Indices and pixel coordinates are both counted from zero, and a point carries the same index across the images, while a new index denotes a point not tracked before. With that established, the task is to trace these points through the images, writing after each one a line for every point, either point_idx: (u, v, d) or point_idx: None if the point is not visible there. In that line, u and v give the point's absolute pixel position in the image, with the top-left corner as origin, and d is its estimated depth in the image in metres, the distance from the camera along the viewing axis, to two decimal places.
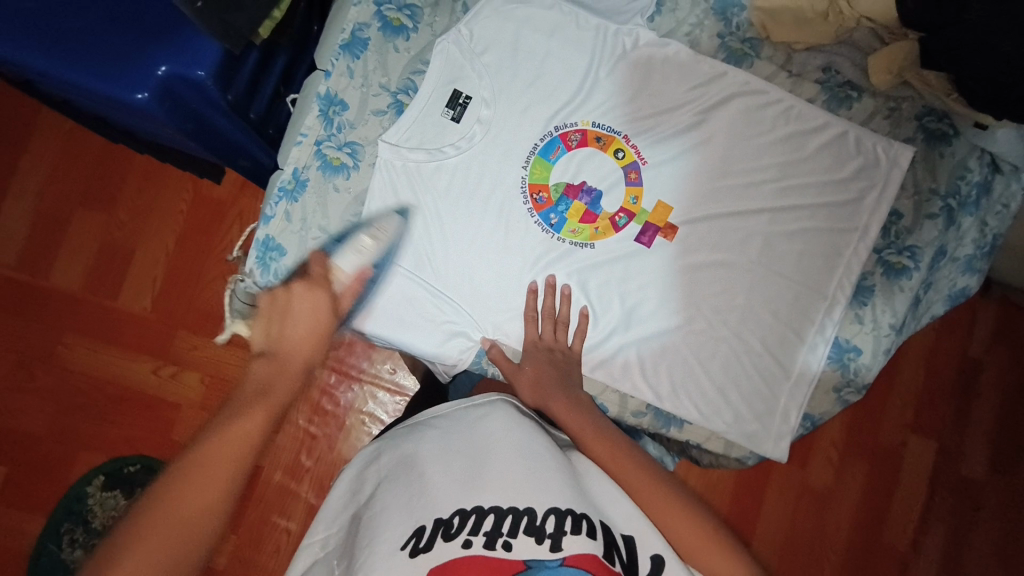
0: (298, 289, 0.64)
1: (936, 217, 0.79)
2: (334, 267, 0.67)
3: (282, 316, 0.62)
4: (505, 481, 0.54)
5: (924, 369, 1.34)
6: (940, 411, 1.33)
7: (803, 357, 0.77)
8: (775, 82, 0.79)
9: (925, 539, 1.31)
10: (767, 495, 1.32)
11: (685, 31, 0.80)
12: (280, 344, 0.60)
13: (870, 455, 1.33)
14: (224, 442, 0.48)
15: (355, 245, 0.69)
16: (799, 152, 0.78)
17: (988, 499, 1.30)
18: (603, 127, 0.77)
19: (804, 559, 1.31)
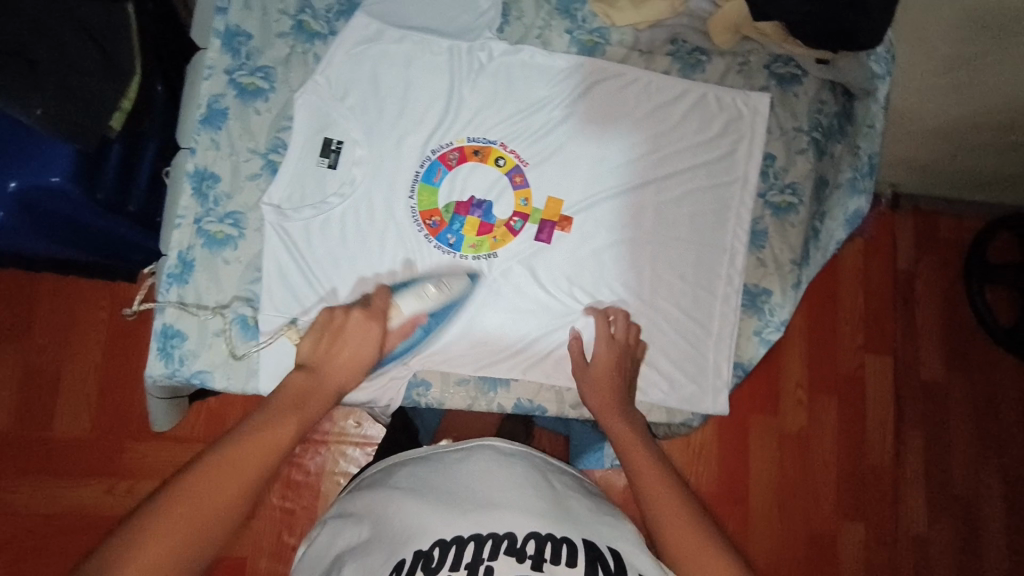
0: (354, 314, 0.68)
1: (806, 151, 0.84)
2: (395, 305, 0.70)
3: (334, 336, 0.66)
4: (487, 512, 0.58)
5: (863, 291, 1.43)
6: (887, 328, 1.42)
7: (720, 310, 0.80)
8: (629, 63, 0.83)
9: (906, 451, 1.40)
10: (753, 453, 1.36)
11: (536, 34, 0.83)
12: (323, 364, 0.65)
13: (836, 385, 1.40)
14: (255, 443, 0.53)
15: (417, 290, 0.72)
16: (668, 122, 0.82)
17: (951, 398, 1.42)
18: (477, 141, 0.80)
19: (801, 503, 1.36)
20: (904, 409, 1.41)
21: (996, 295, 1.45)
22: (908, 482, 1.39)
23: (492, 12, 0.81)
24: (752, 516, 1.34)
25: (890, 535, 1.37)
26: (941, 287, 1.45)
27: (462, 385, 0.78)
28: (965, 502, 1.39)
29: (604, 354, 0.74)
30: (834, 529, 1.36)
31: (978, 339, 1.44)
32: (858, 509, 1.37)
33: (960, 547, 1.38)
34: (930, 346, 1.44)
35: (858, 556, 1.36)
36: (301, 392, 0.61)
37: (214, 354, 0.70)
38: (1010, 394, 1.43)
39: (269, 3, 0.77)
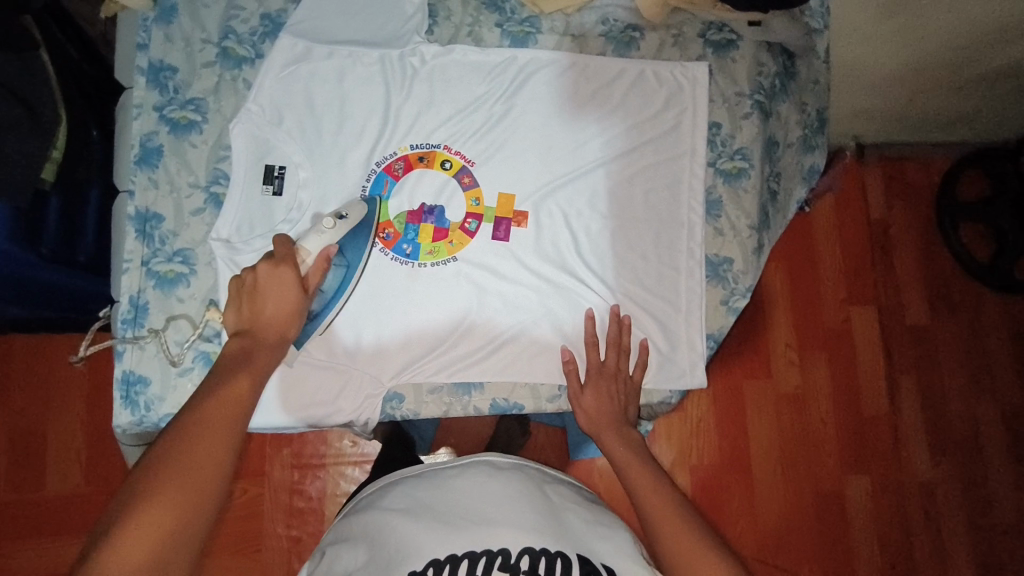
0: (262, 268, 0.65)
1: (751, 115, 0.84)
2: (298, 248, 0.69)
3: (253, 295, 0.65)
4: (484, 528, 0.58)
5: (839, 244, 1.43)
6: (867, 278, 1.43)
7: (685, 284, 0.80)
8: (563, 49, 0.83)
9: (900, 397, 1.41)
10: (750, 420, 1.37)
11: (466, 32, 0.82)
12: (257, 322, 0.64)
13: (825, 341, 1.41)
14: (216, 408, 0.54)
15: (316, 227, 0.70)
16: (610, 102, 0.82)
17: (939, 340, 1.43)
18: (420, 147, 0.79)
19: (802, 462, 1.36)
20: (894, 357, 1.42)
21: (972, 232, 1.45)
22: (906, 427, 1.40)
23: (419, 15, 0.80)
24: (756, 481, 1.35)
25: (895, 483, 1.38)
26: (917, 231, 1.46)
27: (436, 393, 0.77)
28: (966, 441, 1.40)
29: (593, 395, 0.75)
30: (839, 484, 1.36)
31: (959, 277, 1.45)
32: (860, 461, 1.38)
33: (966, 485, 1.39)
34: (911, 291, 1.44)
35: (866, 507, 1.36)
36: (242, 348, 0.61)
37: (179, 394, 0.69)
38: (996, 328, 1.44)
39: (192, 35, 0.76)
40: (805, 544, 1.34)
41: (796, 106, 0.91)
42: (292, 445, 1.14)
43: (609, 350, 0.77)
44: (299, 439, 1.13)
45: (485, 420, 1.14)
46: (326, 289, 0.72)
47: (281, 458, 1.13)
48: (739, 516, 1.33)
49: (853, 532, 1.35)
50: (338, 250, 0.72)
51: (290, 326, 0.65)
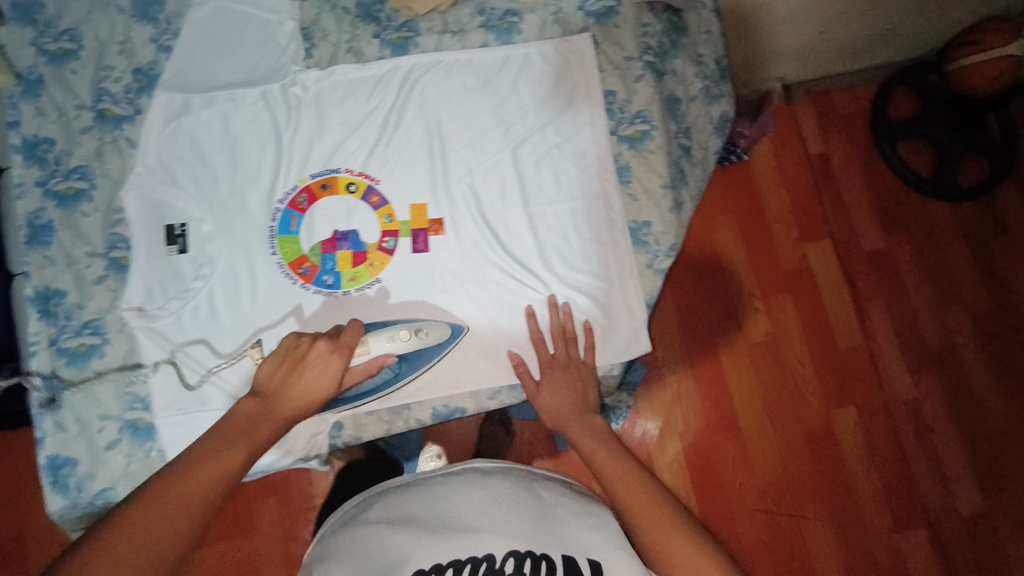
0: (319, 347, 0.65)
1: (644, 77, 0.83)
2: (363, 342, 0.70)
3: (296, 364, 0.64)
4: (472, 535, 0.56)
5: (782, 185, 1.45)
6: (815, 214, 1.44)
7: (612, 256, 0.79)
8: (445, 48, 0.82)
9: (870, 324, 1.41)
10: (729, 374, 1.38)
11: (346, 49, 0.81)
12: (279, 393, 0.62)
13: (788, 283, 1.41)
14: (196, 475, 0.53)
15: (391, 332, 0.72)
16: (502, 91, 0.81)
17: (898, 259, 1.44)
18: (321, 174, 0.78)
19: (788, 405, 1.37)
20: (857, 286, 1.43)
21: (911, 149, 1.47)
22: (883, 350, 1.40)
23: (293, 44, 0.80)
24: (747, 435, 1.35)
25: (882, 407, 1.37)
26: (856, 158, 1.47)
27: (373, 414, 0.76)
28: (942, 352, 1.40)
29: (550, 389, 0.75)
30: (827, 419, 1.37)
31: (907, 195, 1.46)
32: (844, 393, 1.38)
33: (950, 396, 1.39)
34: (862, 219, 1.45)
35: (858, 437, 1.36)
36: (252, 419, 0.60)
37: (110, 468, 0.69)
38: (952, 237, 1.45)
39: (64, 103, 0.75)
40: (806, 487, 1.34)
41: (690, 61, 0.92)
42: (277, 492, 1.12)
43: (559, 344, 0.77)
44: (283, 485, 1.12)
45: (467, 428, 1.13)
46: (367, 382, 0.72)
47: (268, 507, 1.11)
48: (737, 471, 1.34)
49: (850, 464, 1.35)
50: (399, 355, 0.73)
51: (302, 415, 0.63)
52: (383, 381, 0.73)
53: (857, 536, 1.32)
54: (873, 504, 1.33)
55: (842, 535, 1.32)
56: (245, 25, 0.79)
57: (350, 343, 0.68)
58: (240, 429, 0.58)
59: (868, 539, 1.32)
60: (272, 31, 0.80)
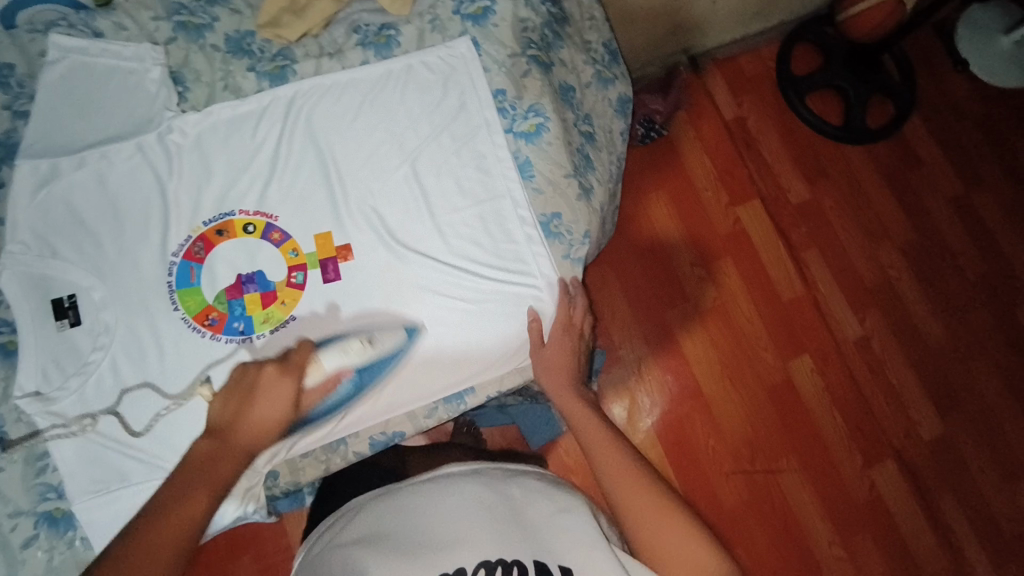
0: (268, 369, 0.65)
1: (531, 71, 0.83)
2: (316, 361, 0.69)
3: (247, 394, 0.63)
4: (443, 550, 0.55)
5: (704, 153, 1.48)
6: (740, 175, 1.47)
7: (527, 252, 0.79)
8: (324, 71, 0.80)
9: (809, 272, 1.44)
10: (685, 343, 1.39)
11: (222, 87, 0.78)
12: (234, 425, 0.61)
13: (726, 247, 1.44)
14: (164, 526, 0.52)
15: (341, 346, 0.71)
16: (391, 105, 0.80)
17: (826, 206, 1.48)
18: (215, 220, 0.75)
19: (745, 364, 1.39)
20: (792, 238, 1.46)
21: (820, 101, 1.52)
22: (826, 295, 1.43)
23: (163, 89, 0.76)
24: (711, 401, 1.37)
25: (834, 350, 1.40)
26: (770, 116, 1.51)
27: (308, 455, 0.74)
28: (879, 288, 1.44)
29: (558, 342, 0.77)
30: (785, 370, 1.39)
31: (823, 144, 1.50)
32: (796, 343, 1.40)
33: (895, 327, 1.42)
34: (787, 173, 1.49)
35: (816, 383, 1.39)
36: (208, 459, 0.58)
37: (31, 566, 0.65)
38: (871, 177, 1.49)
39: None
40: (776, 440, 1.36)
41: (578, 48, 0.92)
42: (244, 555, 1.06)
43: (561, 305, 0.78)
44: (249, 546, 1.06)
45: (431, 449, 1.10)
46: (330, 398, 0.71)
47: (243, 566, 1.03)
48: (709, 437, 1.35)
49: (812, 410, 1.37)
50: (355, 369, 0.72)
51: (265, 439, 0.62)
52: (345, 397, 0.72)
53: (831, 478, 1.34)
54: (841, 445, 1.36)
55: (816, 482, 1.34)
56: (108, 78, 0.76)
57: (302, 364, 0.68)
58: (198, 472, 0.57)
59: (841, 480, 1.34)
60: (138, 79, 0.76)
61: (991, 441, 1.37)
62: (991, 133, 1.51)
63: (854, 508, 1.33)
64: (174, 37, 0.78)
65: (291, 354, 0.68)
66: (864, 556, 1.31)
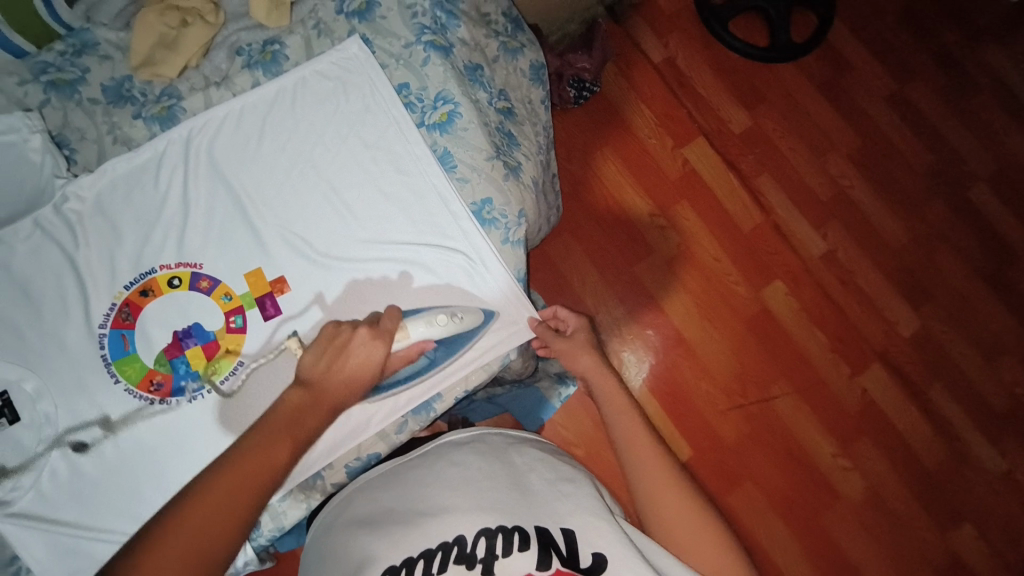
0: (361, 333, 0.64)
1: (430, 56, 0.79)
2: (403, 329, 0.68)
3: (339, 355, 0.64)
4: (440, 517, 0.56)
5: (640, 102, 1.46)
6: (679, 116, 1.46)
7: (463, 242, 0.76)
8: (215, 102, 0.76)
9: (765, 197, 1.44)
10: (659, 295, 1.39)
11: (111, 140, 0.74)
12: (323, 381, 0.63)
13: (679, 190, 1.43)
14: (241, 474, 0.55)
15: (429, 317, 0.69)
16: (293, 122, 0.77)
17: (768, 129, 1.47)
18: (136, 281, 0.71)
19: (721, 306, 1.39)
20: (741, 168, 1.45)
21: (743, 25, 1.50)
22: (786, 217, 1.44)
23: (48, 156, 0.71)
24: (696, 345, 1.37)
25: (803, 270, 1.41)
26: (697, 51, 1.49)
27: (286, 497, 0.70)
28: (835, 199, 1.45)
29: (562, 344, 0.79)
30: (760, 301, 1.40)
31: (754, 67, 1.49)
32: (766, 270, 1.41)
33: (858, 237, 1.43)
34: (724, 104, 1.47)
35: (792, 305, 1.40)
36: (297, 411, 0.61)
37: None
38: (807, 91, 1.49)
39: None
40: (763, 368, 1.37)
41: (477, 23, 0.88)
42: None
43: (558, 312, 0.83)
44: None
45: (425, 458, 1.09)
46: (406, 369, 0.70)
47: None
48: (699, 381, 1.36)
49: (795, 335, 1.39)
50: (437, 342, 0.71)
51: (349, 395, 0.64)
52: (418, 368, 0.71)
53: (823, 394, 1.37)
54: (826, 360, 1.38)
55: (809, 400, 1.36)
56: None
57: (393, 329, 0.67)
58: (287, 425, 0.60)
59: (834, 395, 1.37)
60: (18, 152, 0.70)
61: (966, 326, 1.40)
62: (912, 25, 1.51)
63: (849, 419, 1.36)
64: (47, 98, 0.73)
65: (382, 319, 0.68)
66: (867, 466, 1.34)
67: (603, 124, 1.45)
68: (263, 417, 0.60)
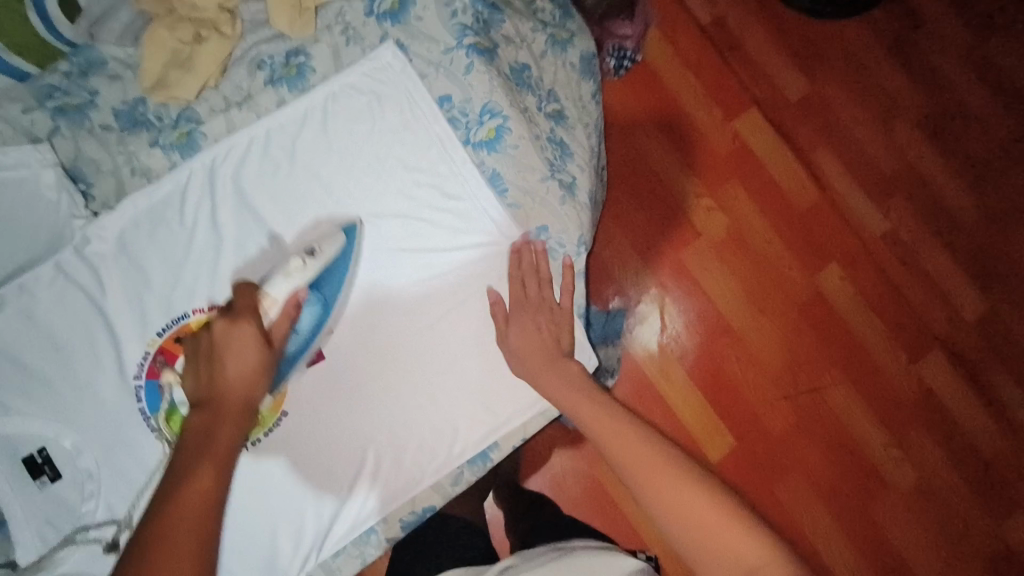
0: (218, 323, 0.55)
1: (473, 62, 0.70)
2: (263, 294, 0.58)
3: (209, 356, 0.55)
4: None
5: (684, 70, 1.29)
6: (728, 84, 1.29)
7: (515, 274, 0.68)
8: (237, 125, 0.69)
9: (822, 173, 1.28)
10: (703, 277, 1.22)
11: (129, 172, 0.68)
12: (211, 391, 0.54)
13: (729, 167, 1.27)
14: (176, 526, 0.45)
15: (283, 268, 0.60)
16: (325, 146, 0.69)
17: (828, 96, 1.30)
18: (169, 327, 0.67)
19: (772, 291, 1.24)
20: (796, 141, 1.29)
21: None
22: (848, 197, 1.27)
23: (64, 194, 0.66)
24: (743, 330, 1.21)
25: (862, 251, 1.25)
26: (748, 10, 1.31)
27: (341, 553, 0.67)
28: (901, 172, 1.28)
29: (519, 330, 0.67)
30: (814, 284, 1.24)
31: (813, 27, 1.31)
32: (819, 250, 1.24)
33: (925, 215, 1.27)
34: (779, 68, 1.30)
35: (847, 290, 1.24)
36: (204, 426, 0.52)
37: None
38: (871, 51, 1.31)
39: None
40: (810, 351, 1.22)
41: (521, 16, 0.79)
42: None
43: (517, 284, 0.68)
44: None
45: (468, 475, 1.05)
46: (300, 327, 0.62)
47: None
48: (745, 371, 1.20)
49: (852, 323, 1.23)
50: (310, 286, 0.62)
51: (254, 390, 0.55)
52: (317, 318, 0.63)
53: (878, 382, 1.22)
54: (888, 351, 1.22)
55: (863, 389, 1.21)
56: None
57: (250, 301, 0.57)
58: (198, 449, 0.51)
59: (889, 381, 1.21)
60: (32, 188, 0.65)
61: None
62: None
63: (906, 411, 1.21)
64: (56, 126, 0.67)
65: (235, 296, 0.58)
66: (932, 470, 1.19)
67: (644, 97, 1.30)
68: (174, 454, 0.51)
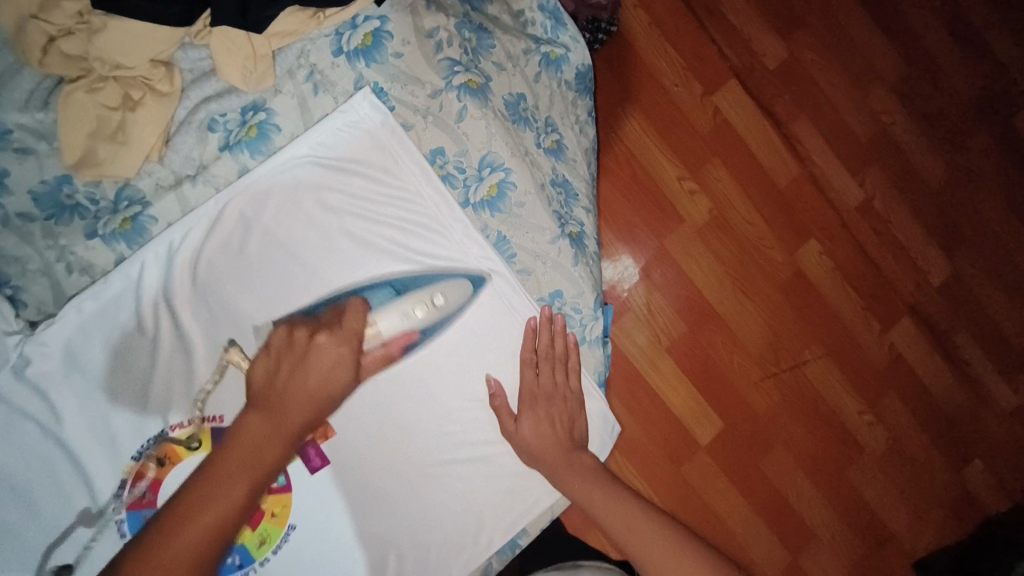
0: (318, 337, 0.52)
1: (466, 108, 0.61)
2: (371, 324, 0.56)
3: (296, 360, 0.51)
4: None
5: (652, 26, 0.98)
6: (704, 43, 0.99)
7: (532, 352, 0.63)
8: (194, 203, 0.59)
9: (806, 151, 1.02)
10: (690, 271, 0.98)
11: (65, 269, 0.57)
12: (285, 394, 0.50)
13: (711, 150, 0.99)
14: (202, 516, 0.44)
15: (402, 308, 0.57)
16: (307, 221, 0.59)
17: (811, 57, 1.02)
18: (146, 449, 0.57)
19: (753, 269, 0.99)
20: (775, 113, 1.01)
21: None
22: (843, 181, 1.03)
23: None
24: (730, 316, 0.98)
25: (840, 225, 1.02)
26: None
27: None
28: (883, 144, 1.04)
29: (532, 425, 0.62)
30: (795, 263, 1.00)
31: None
32: (797, 225, 1.01)
33: (901, 185, 1.04)
34: (759, 31, 1.01)
35: (828, 267, 1.01)
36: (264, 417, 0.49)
37: None
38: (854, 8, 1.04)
39: None
40: (793, 328, 1.00)
41: (512, 34, 0.68)
42: None
43: (527, 370, 0.63)
44: None
45: None
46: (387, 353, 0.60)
47: None
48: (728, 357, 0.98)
49: (837, 305, 1.01)
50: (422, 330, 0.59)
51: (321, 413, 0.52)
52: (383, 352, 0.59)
53: (858, 355, 1.01)
54: (875, 338, 1.02)
55: (849, 373, 1.01)
56: None
57: (353, 327, 0.55)
58: (250, 445, 0.48)
59: (863, 353, 1.01)
60: None
61: None
62: None
63: (879, 377, 1.01)
64: None
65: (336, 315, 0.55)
66: (913, 441, 1.02)
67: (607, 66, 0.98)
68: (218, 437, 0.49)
